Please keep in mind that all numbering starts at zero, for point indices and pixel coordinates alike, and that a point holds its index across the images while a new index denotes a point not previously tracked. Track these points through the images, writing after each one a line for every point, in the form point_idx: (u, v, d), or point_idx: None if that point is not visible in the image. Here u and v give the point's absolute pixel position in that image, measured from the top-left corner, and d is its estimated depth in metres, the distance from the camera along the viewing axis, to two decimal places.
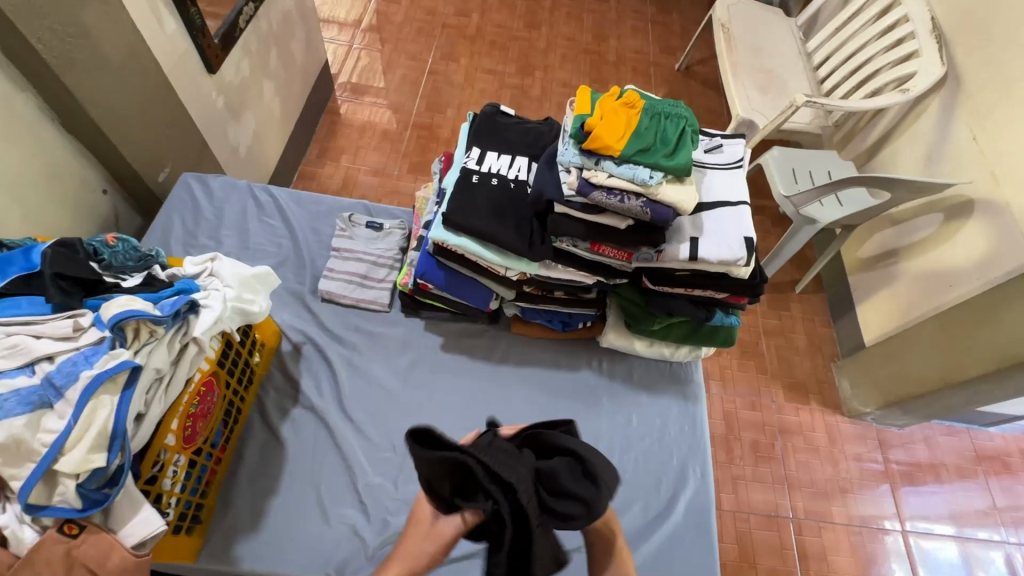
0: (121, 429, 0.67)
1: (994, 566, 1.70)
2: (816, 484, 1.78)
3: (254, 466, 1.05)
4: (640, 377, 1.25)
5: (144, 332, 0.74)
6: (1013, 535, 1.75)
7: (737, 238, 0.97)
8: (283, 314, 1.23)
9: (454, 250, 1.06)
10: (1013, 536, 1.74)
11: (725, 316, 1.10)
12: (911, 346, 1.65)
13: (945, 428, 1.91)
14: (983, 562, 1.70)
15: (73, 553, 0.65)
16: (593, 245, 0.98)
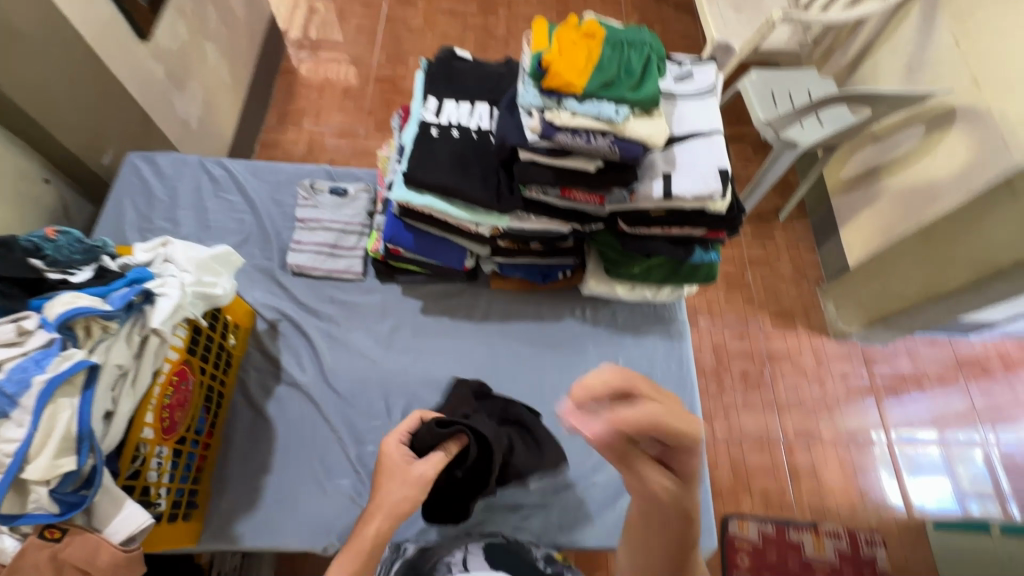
0: (87, 430, 0.65)
1: (972, 460, 1.78)
2: (804, 404, 1.83)
3: (244, 447, 1.05)
4: (624, 321, 1.25)
5: (96, 329, 0.71)
6: (991, 432, 1.82)
7: (711, 170, 0.93)
8: (254, 292, 1.20)
9: (421, 210, 1.02)
10: (991, 433, 1.82)
11: (705, 253, 1.07)
12: (892, 263, 1.65)
13: (927, 339, 1.95)
14: (964, 460, 1.78)
15: (60, 556, 0.65)
16: (563, 191, 0.94)
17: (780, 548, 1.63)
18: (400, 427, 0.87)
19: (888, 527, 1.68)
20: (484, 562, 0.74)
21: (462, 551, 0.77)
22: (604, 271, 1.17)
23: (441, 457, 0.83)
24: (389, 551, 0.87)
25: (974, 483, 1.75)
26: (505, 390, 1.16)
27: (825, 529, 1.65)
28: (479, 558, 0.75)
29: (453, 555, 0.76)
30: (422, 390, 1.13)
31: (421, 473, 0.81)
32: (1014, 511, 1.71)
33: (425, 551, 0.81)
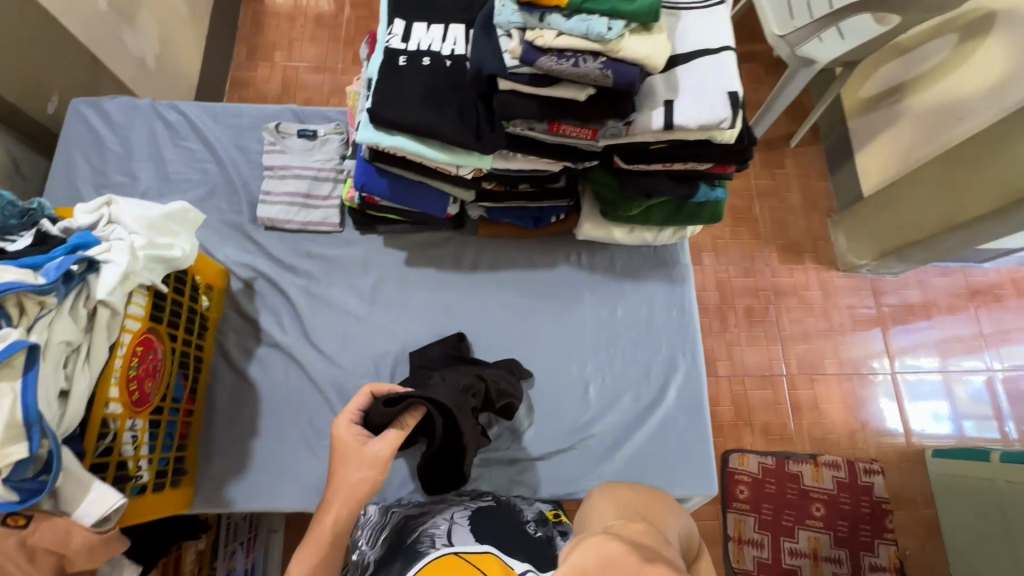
0: (33, 416, 0.60)
1: (973, 385, 1.76)
2: (809, 339, 1.79)
3: (229, 411, 1.02)
4: (623, 266, 1.17)
5: (31, 305, 0.64)
6: (997, 359, 1.78)
7: (719, 95, 0.81)
8: (225, 250, 1.12)
9: (393, 153, 0.91)
10: (997, 360, 1.78)
11: (711, 190, 0.98)
12: (909, 190, 1.54)
13: (940, 269, 1.87)
14: (965, 381, 1.77)
15: (29, 541, 0.62)
16: (551, 126, 0.83)
17: (779, 479, 1.65)
18: (349, 409, 0.85)
19: (887, 455, 1.69)
20: (469, 533, 0.71)
21: (448, 521, 0.75)
22: (600, 213, 1.08)
23: (396, 434, 0.82)
24: (378, 515, 0.85)
25: (972, 403, 1.75)
26: (497, 343, 1.11)
27: (825, 460, 1.67)
28: (465, 529, 0.72)
29: (439, 525, 0.73)
30: (410, 347, 1.08)
31: (376, 452, 0.80)
32: (1011, 433, 1.72)
33: (412, 519, 0.78)
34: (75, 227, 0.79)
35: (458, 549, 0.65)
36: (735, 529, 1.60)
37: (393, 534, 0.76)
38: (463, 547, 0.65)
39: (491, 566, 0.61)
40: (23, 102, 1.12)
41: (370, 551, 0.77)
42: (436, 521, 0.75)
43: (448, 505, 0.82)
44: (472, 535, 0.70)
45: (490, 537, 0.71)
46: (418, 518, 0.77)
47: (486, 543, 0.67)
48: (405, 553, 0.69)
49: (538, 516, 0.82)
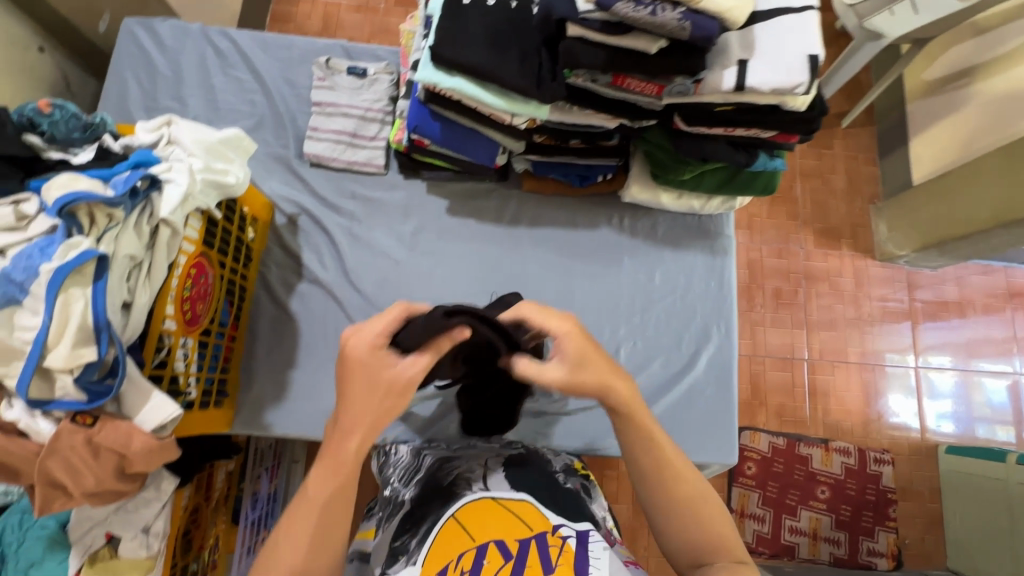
0: (104, 322, 0.62)
1: (994, 387, 1.74)
2: (836, 326, 1.76)
3: (270, 340, 1.05)
4: (664, 233, 1.15)
5: (101, 217, 0.66)
6: None
7: (797, 58, 0.77)
8: (270, 183, 1.12)
9: (449, 95, 0.89)
10: None
11: (770, 160, 0.94)
12: (968, 181, 1.46)
13: (981, 267, 1.82)
14: (988, 386, 1.74)
15: (94, 440, 0.66)
16: (615, 79, 0.81)
17: (789, 460, 1.67)
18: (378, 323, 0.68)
19: (899, 447, 1.70)
20: (503, 477, 0.74)
21: (483, 466, 0.77)
22: (650, 176, 1.06)
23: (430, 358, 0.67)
24: (411, 456, 0.89)
25: (986, 409, 1.73)
26: (531, 299, 1.11)
27: (836, 446, 1.68)
28: (500, 474, 0.75)
29: (475, 469, 0.76)
30: (445, 297, 1.09)
31: (414, 380, 0.67)
32: None
33: (445, 461, 0.81)
34: (135, 145, 0.81)
35: (494, 493, 0.70)
36: (739, 502, 1.64)
37: (428, 474, 0.80)
38: (499, 492, 0.70)
39: (532, 518, 0.65)
40: (75, 17, 1.11)
41: (406, 489, 0.81)
42: (471, 464, 0.78)
43: (480, 450, 0.85)
44: (507, 481, 0.73)
45: (522, 482, 0.73)
46: (452, 461, 0.81)
47: (521, 490, 0.71)
48: (442, 493, 0.72)
49: (566, 466, 0.85)
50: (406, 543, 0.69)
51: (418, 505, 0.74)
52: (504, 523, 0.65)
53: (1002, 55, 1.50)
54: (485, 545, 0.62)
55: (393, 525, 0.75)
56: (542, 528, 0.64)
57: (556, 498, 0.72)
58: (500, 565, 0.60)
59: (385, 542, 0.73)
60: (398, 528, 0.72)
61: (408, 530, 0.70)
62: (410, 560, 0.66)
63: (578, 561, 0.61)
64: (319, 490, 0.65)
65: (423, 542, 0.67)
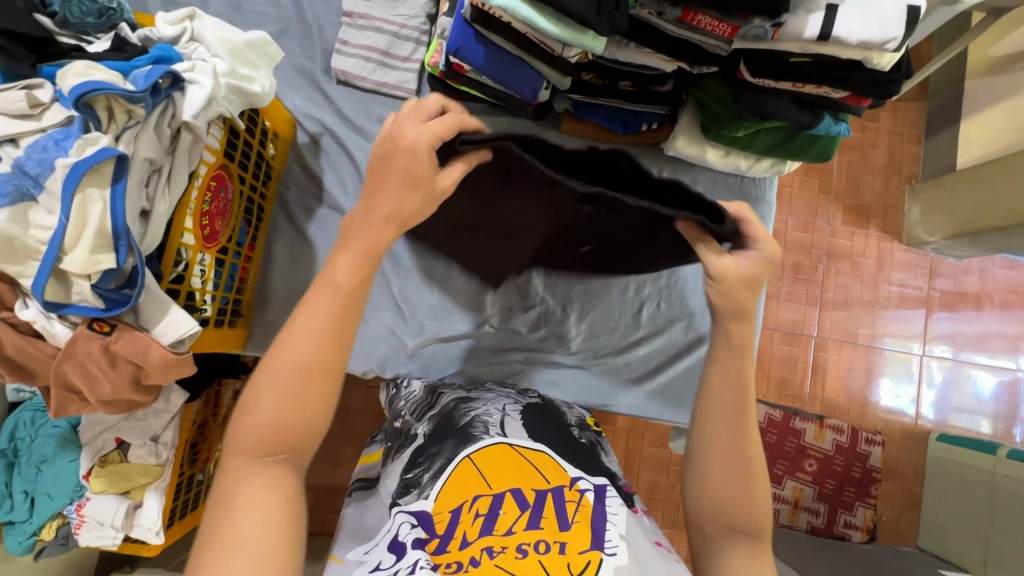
0: (123, 228, 0.58)
1: (986, 379, 1.74)
2: (850, 306, 1.74)
3: (286, 264, 1.01)
4: (703, 193, 1.09)
5: (120, 113, 0.60)
6: None
7: (894, 9, 0.69)
8: (293, 98, 1.05)
9: (499, 16, 0.81)
10: None
11: (833, 125, 0.87)
12: (1015, 173, 1.39)
13: (1007, 262, 1.77)
14: (990, 380, 1.74)
15: (112, 349, 0.64)
16: (684, 14, 0.74)
17: (782, 431, 1.69)
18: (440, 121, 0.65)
19: (892, 430, 1.72)
20: (520, 426, 0.74)
21: (500, 411, 0.76)
22: (700, 129, 0.99)
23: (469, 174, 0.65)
24: (424, 393, 0.89)
25: (969, 403, 1.73)
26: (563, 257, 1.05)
27: (831, 424, 1.70)
28: (517, 422, 0.75)
29: (491, 413, 0.75)
30: None
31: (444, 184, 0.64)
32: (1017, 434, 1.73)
33: (461, 402, 0.81)
34: (155, 37, 0.73)
35: (511, 441, 0.70)
36: None
37: (444, 412, 0.79)
38: (517, 440, 0.70)
39: (548, 469, 0.66)
40: None
41: (419, 424, 0.80)
42: (488, 408, 0.77)
43: (496, 394, 0.84)
44: (524, 431, 0.73)
45: (540, 434, 0.73)
46: (467, 402, 0.80)
47: (539, 442, 0.71)
48: (458, 433, 0.72)
49: (579, 420, 0.85)
50: (418, 476, 0.69)
51: (431, 441, 0.73)
52: (522, 473, 0.65)
53: None
54: (502, 494, 0.63)
55: (404, 458, 0.74)
56: (560, 482, 0.65)
57: (573, 453, 0.72)
58: (517, 515, 0.61)
59: (395, 471, 0.73)
60: (411, 461, 0.72)
61: (421, 464, 0.70)
62: (423, 493, 0.66)
63: (595, 516, 0.62)
64: (342, 276, 0.62)
65: (436, 478, 0.67)
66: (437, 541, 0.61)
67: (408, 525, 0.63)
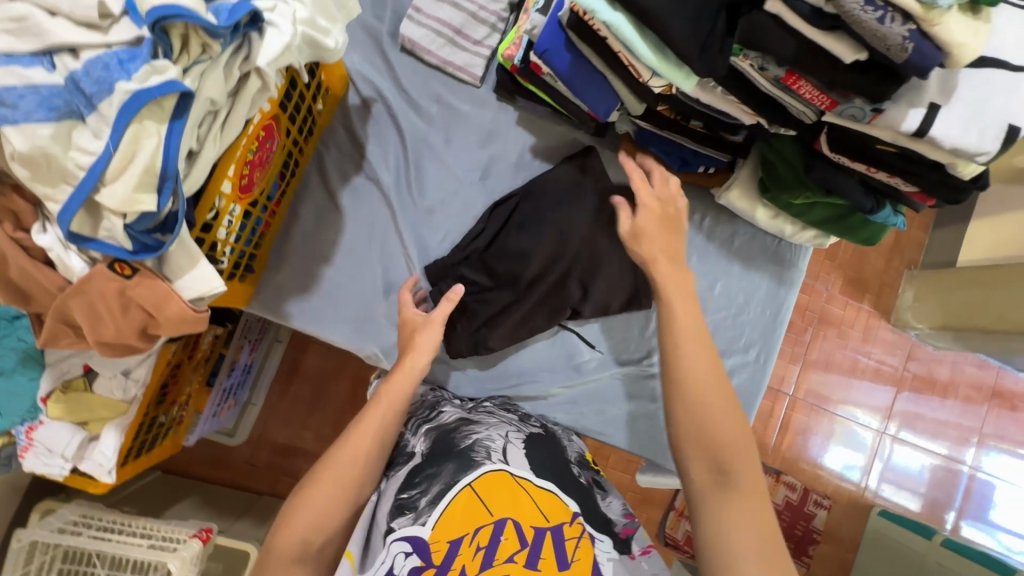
0: (173, 171, 0.53)
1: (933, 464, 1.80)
2: (829, 373, 1.77)
3: (310, 227, 0.96)
4: (740, 246, 1.09)
5: (195, 45, 0.54)
6: (975, 458, 1.82)
7: (996, 122, 0.68)
8: (352, 54, 0.99)
9: (600, 31, 0.77)
10: (975, 459, 1.82)
11: (892, 215, 0.88)
12: (1010, 280, 1.44)
13: (978, 360, 1.84)
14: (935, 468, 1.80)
15: (128, 294, 0.59)
16: (787, 76, 0.71)
17: None
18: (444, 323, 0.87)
19: (839, 497, 1.77)
20: (523, 456, 0.72)
21: (502, 437, 0.75)
22: (757, 186, 0.98)
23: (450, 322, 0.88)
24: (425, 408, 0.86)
25: (915, 483, 1.79)
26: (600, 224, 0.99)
27: (786, 480, 1.73)
28: (519, 450, 0.73)
29: (493, 438, 0.74)
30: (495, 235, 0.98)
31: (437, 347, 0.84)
32: (947, 521, 1.80)
33: (461, 421, 0.79)
34: None
35: (512, 469, 0.68)
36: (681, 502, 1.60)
37: (442, 431, 0.77)
38: (518, 469, 0.69)
39: (553, 510, 0.65)
40: None
41: (413, 439, 0.79)
42: (489, 433, 0.75)
43: (497, 418, 0.82)
44: (525, 460, 0.71)
45: (541, 466, 0.72)
46: (467, 424, 0.79)
47: (540, 471, 0.70)
48: (458, 457, 0.69)
49: (579, 457, 0.83)
50: (414, 499, 0.66)
51: (429, 462, 0.71)
52: (523, 502, 0.64)
53: None
54: (503, 521, 0.62)
55: (398, 477, 0.72)
56: (559, 519, 0.65)
57: (569, 483, 0.72)
58: (517, 546, 0.61)
59: (388, 491, 0.70)
60: (405, 481, 0.70)
61: (418, 486, 0.68)
62: (418, 519, 0.63)
63: (594, 557, 0.63)
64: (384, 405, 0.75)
65: (434, 505, 0.64)
66: (434, 571, 0.59)
67: (404, 554, 0.61)
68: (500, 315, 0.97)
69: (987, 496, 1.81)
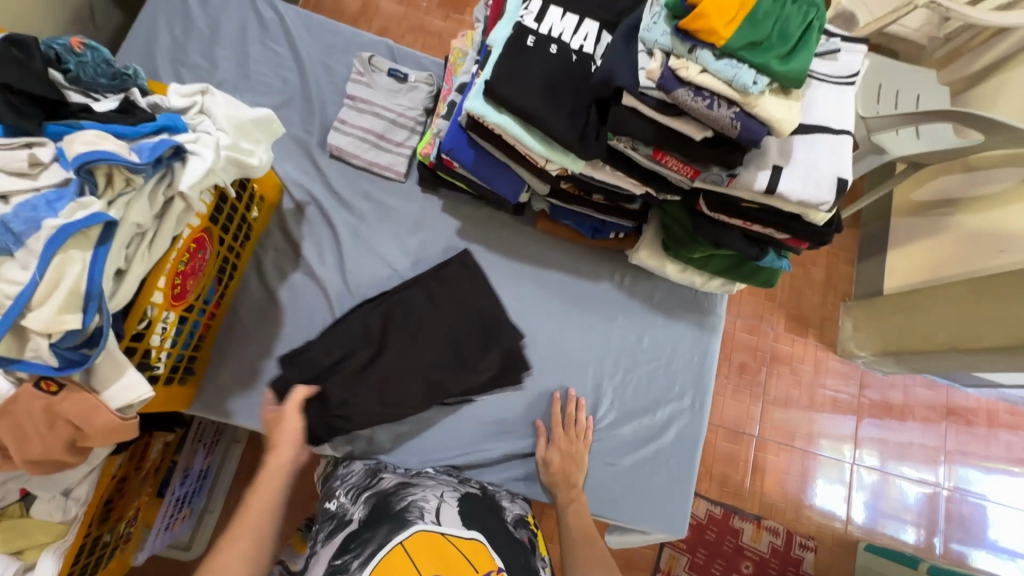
0: (95, 291, 0.58)
1: (909, 488, 1.72)
2: (789, 410, 1.73)
3: (251, 324, 1.01)
4: (661, 300, 1.18)
5: (119, 180, 0.62)
6: (948, 478, 1.74)
7: (828, 177, 0.81)
8: (286, 165, 1.09)
9: (493, 130, 0.89)
10: (948, 479, 1.74)
11: (776, 259, 0.98)
12: (934, 303, 1.51)
13: (927, 380, 1.81)
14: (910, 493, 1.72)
15: (55, 409, 0.61)
16: (655, 153, 0.83)
17: (721, 530, 1.63)
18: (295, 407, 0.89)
19: (823, 536, 1.67)
20: (456, 514, 0.76)
21: (437, 497, 0.79)
22: (661, 245, 1.09)
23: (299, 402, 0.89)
24: (364, 475, 0.90)
25: (898, 506, 1.71)
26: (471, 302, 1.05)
27: (767, 524, 1.65)
28: (452, 509, 0.77)
29: (428, 500, 0.77)
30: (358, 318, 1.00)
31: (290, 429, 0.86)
32: (935, 547, 1.69)
33: (399, 486, 0.82)
34: (164, 106, 0.74)
35: (444, 530, 0.71)
36: (666, 563, 1.60)
37: (381, 494, 0.81)
38: (450, 529, 0.71)
39: (479, 558, 0.68)
40: None
41: (355, 508, 0.80)
42: (424, 494, 0.79)
43: (435, 481, 0.86)
44: (460, 519, 0.75)
45: (474, 520, 0.76)
46: (405, 487, 0.82)
47: (472, 529, 0.73)
48: (393, 518, 0.72)
49: (518, 516, 0.86)
50: (347, 562, 0.69)
51: (365, 527, 0.73)
52: (451, 560, 0.66)
53: (984, 197, 1.44)
54: None
55: (335, 542, 0.75)
56: (487, 568, 0.68)
57: (504, 541, 0.76)
58: None
59: (324, 557, 0.74)
60: (341, 547, 0.73)
61: (351, 550, 0.70)
62: None
63: None
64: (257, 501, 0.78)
65: (363, 565, 0.67)
66: None
67: None
68: (362, 410, 0.95)
69: (973, 517, 1.72)
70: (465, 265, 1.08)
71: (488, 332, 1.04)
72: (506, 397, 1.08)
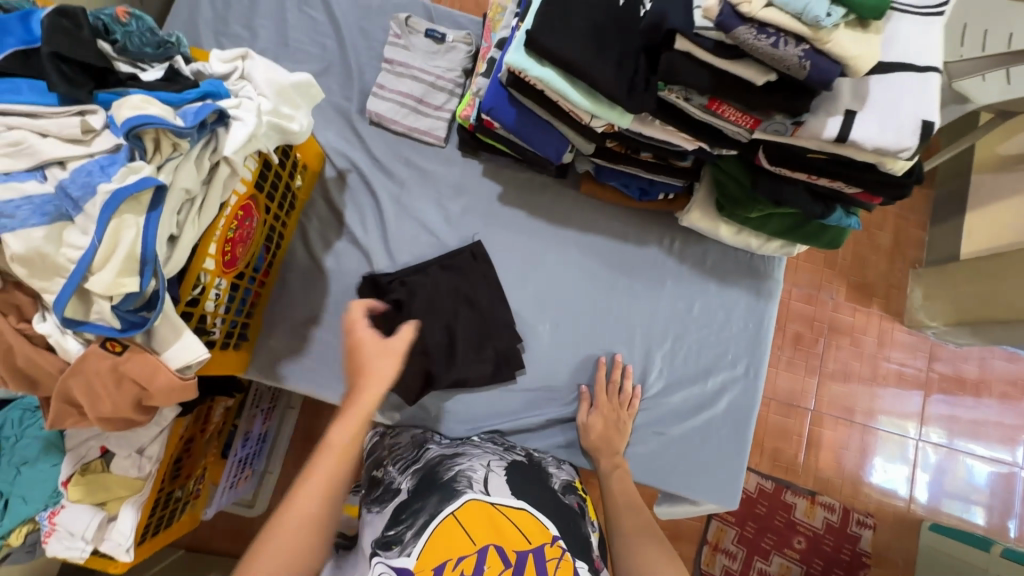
0: (151, 254, 0.60)
1: (978, 468, 1.60)
2: (849, 383, 1.63)
3: (299, 291, 1.03)
4: (713, 264, 1.12)
5: (166, 145, 0.63)
6: None
7: (910, 121, 0.72)
8: (327, 133, 1.09)
9: (534, 84, 0.85)
10: None
11: (844, 217, 0.90)
12: (1020, 268, 1.33)
13: (1008, 353, 1.66)
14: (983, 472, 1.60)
15: (120, 368, 0.64)
16: (710, 103, 0.77)
17: (772, 504, 1.58)
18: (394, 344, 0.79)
19: (884, 514, 1.58)
20: (504, 483, 0.76)
21: (484, 467, 0.78)
22: (714, 205, 1.03)
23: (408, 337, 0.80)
24: (410, 447, 0.91)
25: (965, 487, 1.60)
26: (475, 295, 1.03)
27: (822, 500, 1.58)
28: (500, 479, 0.76)
29: (476, 469, 0.77)
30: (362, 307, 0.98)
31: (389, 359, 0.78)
32: (1010, 530, 1.58)
33: (446, 457, 0.83)
34: (207, 72, 0.75)
35: (493, 499, 0.71)
36: (714, 535, 1.56)
37: (427, 467, 0.81)
38: (499, 499, 0.72)
39: (532, 529, 0.69)
40: None
41: (402, 479, 0.81)
42: (472, 463, 0.79)
43: (481, 450, 0.86)
44: (507, 487, 0.75)
45: (522, 489, 0.75)
46: (453, 457, 0.82)
47: (520, 497, 0.73)
48: (442, 488, 0.73)
49: (566, 483, 0.85)
50: (401, 533, 0.69)
51: (415, 497, 0.74)
52: (502, 530, 0.67)
53: None
54: (485, 548, 0.65)
55: (387, 512, 0.75)
56: (540, 541, 0.68)
57: (554, 510, 0.75)
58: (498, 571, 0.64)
59: (376, 525, 0.74)
60: (393, 517, 0.73)
61: (404, 521, 0.71)
62: (404, 551, 0.67)
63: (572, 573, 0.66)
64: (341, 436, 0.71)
65: (418, 536, 0.68)
66: None
67: None
68: None
69: None
70: (477, 257, 1.05)
71: (487, 333, 1.02)
72: (492, 394, 1.04)
